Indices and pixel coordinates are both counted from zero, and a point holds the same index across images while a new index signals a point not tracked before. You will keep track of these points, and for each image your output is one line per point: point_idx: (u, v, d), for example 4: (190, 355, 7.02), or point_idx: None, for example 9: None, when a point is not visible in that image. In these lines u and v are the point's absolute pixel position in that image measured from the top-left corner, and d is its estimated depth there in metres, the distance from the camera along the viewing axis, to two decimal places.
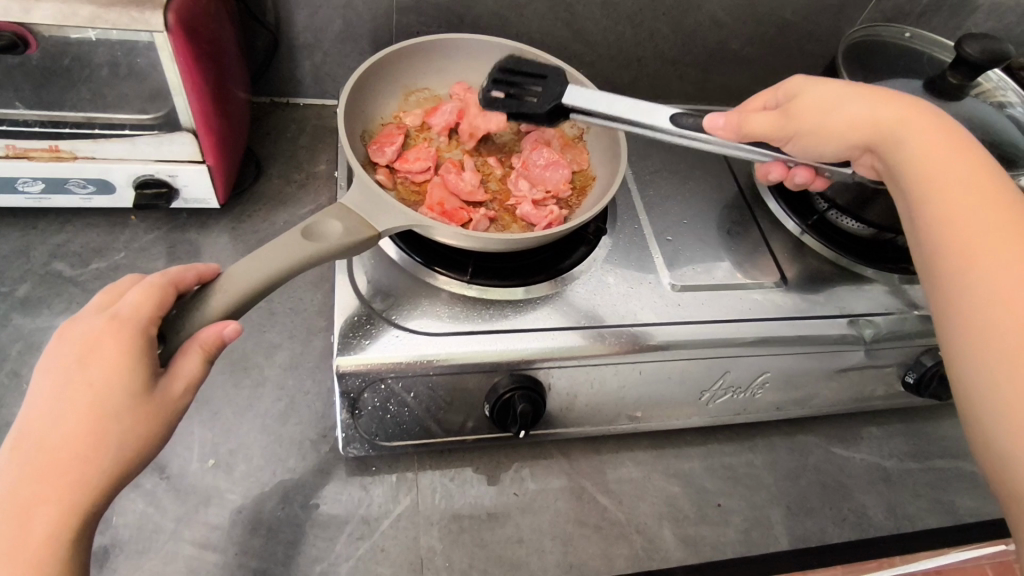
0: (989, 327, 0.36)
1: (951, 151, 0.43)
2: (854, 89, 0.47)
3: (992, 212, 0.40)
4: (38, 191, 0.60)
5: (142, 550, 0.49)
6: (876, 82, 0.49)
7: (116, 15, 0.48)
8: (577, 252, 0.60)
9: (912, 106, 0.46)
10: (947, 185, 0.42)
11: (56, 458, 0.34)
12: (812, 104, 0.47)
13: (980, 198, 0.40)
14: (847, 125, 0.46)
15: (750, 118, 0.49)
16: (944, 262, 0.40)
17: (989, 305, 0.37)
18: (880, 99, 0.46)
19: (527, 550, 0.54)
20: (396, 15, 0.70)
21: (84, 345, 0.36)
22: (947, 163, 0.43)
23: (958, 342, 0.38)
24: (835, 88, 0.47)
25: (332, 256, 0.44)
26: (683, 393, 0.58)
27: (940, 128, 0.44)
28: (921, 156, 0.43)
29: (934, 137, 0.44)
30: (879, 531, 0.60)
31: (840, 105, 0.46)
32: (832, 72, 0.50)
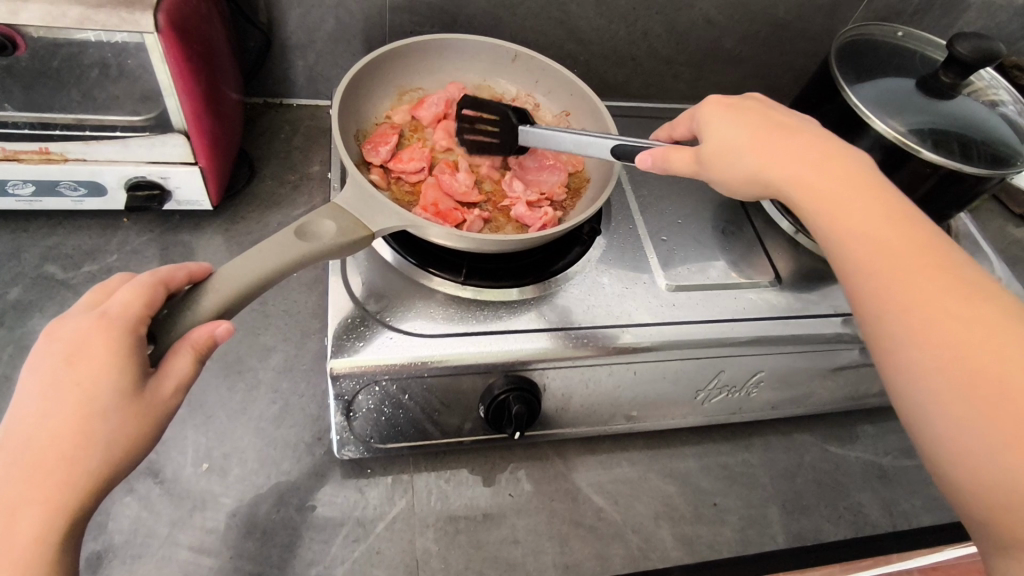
0: (921, 360, 0.37)
1: (848, 181, 0.44)
2: (749, 130, 0.48)
3: (896, 241, 0.40)
4: (28, 194, 0.59)
5: (136, 555, 0.48)
6: (768, 111, 0.50)
7: (106, 16, 0.48)
8: (572, 252, 0.60)
9: (796, 139, 0.47)
10: (846, 217, 0.42)
11: (44, 459, 0.33)
12: (716, 150, 0.48)
13: (879, 219, 0.42)
14: (750, 168, 0.47)
15: (673, 154, 0.50)
16: (866, 299, 0.40)
17: (921, 339, 0.37)
18: (772, 135, 0.47)
19: (523, 551, 0.54)
20: (389, 15, 0.69)
21: (73, 344, 0.36)
22: (848, 195, 0.43)
23: (898, 377, 0.38)
24: (733, 130, 0.48)
25: (325, 255, 0.44)
26: (678, 393, 0.58)
27: (822, 161, 0.45)
28: (820, 190, 0.44)
29: (827, 169, 0.45)
30: (874, 529, 0.61)
31: (741, 145, 0.47)
32: (730, 106, 0.50)
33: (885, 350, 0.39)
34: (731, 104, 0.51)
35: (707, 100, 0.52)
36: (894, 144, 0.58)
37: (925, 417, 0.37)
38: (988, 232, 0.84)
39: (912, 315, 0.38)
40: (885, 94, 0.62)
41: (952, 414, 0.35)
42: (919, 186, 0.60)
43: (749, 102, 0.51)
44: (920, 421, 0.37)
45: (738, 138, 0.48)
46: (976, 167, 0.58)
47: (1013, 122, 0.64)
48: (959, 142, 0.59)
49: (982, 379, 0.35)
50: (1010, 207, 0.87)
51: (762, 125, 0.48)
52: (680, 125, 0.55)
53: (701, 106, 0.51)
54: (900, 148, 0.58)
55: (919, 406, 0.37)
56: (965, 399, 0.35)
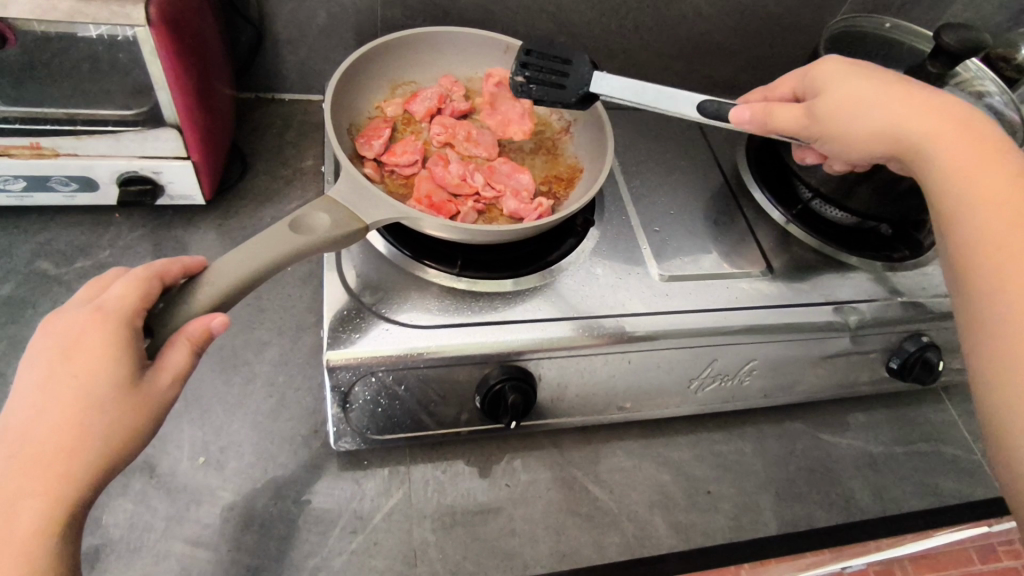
0: (1012, 340, 0.37)
1: (989, 153, 0.42)
2: (893, 80, 0.47)
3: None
4: (19, 190, 0.59)
5: (133, 549, 0.48)
6: (910, 76, 0.48)
7: (96, 9, 0.47)
8: (566, 243, 0.61)
9: (943, 103, 0.45)
10: (983, 183, 0.41)
11: (41, 452, 0.33)
12: (837, 99, 0.47)
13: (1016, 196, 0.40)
14: (878, 122, 0.45)
15: (775, 110, 0.49)
16: (970, 265, 0.40)
17: (1009, 314, 0.37)
18: (926, 96, 0.45)
19: (520, 541, 0.54)
20: (381, 9, 0.69)
21: (69, 338, 0.36)
22: (986, 175, 0.42)
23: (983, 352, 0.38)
24: (864, 84, 0.46)
25: (320, 248, 0.44)
26: (672, 382, 0.58)
27: (966, 133, 0.44)
28: (953, 154, 0.43)
29: (974, 140, 0.43)
30: (866, 514, 0.62)
31: (867, 96, 0.46)
32: (854, 64, 0.48)
33: (977, 326, 0.38)
34: (852, 60, 0.49)
35: (821, 60, 0.49)
36: None
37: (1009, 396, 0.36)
38: None
39: (1014, 291, 0.37)
40: None
41: None
42: None
43: (874, 61, 0.50)
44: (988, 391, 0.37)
45: (862, 90, 0.46)
46: None
47: (1000, 114, 0.64)
48: None
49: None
50: None
51: (903, 89, 0.46)
52: (782, 88, 0.53)
53: (813, 65, 0.50)
54: None
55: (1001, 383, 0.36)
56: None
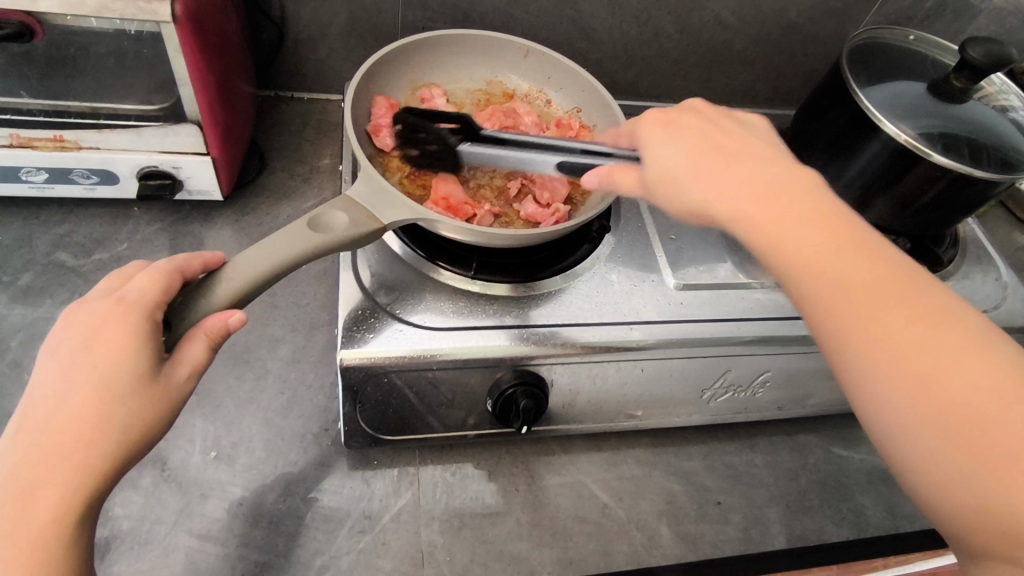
0: (890, 397, 0.35)
1: (791, 204, 0.40)
2: (683, 145, 0.44)
3: (859, 261, 0.38)
4: (40, 181, 0.60)
5: (143, 542, 0.49)
6: (710, 132, 0.45)
7: (123, 5, 0.48)
8: (580, 250, 0.60)
9: (735, 158, 0.43)
10: (803, 250, 0.38)
11: (60, 442, 0.34)
12: (658, 175, 0.44)
13: (834, 251, 0.38)
14: (690, 199, 0.42)
15: (617, 175, 0.46)
16: (822, 328, 0.38)
17: (876, 370, 0.36)
18: (713, 161, 0.43)
19: (528, 545, 0.54)
20: (402, 11, 0.70)
21: (92, 327, 0.36)
22: (785, 232, 0.39)
23: (877, 416, 0.36)
24: (666, 152, 0.44)
25: (337, 248, 0.44)
26: (684, 392, 0.58)
27: (769, 186, 0.41)
28: (767, 225, 0.40)
29: (771, 193, 0.40)
30: (876, 530, 0.61)
31: (675, 167, 0.43)
32: (665, 124, 0.47)
33: (863, 401, 0.37)
34: (662, 119, 0.48)
35: (646, 117, 0.49)
36: (904, 147, 0.58)
37: (908, 450, 0.35)
38: (994, 237, 0.84)
39: (881, 355, 0.36)
40: (895, 97, 0.62)
41: (951, 474, 0.33)
42: (928, 190, 0.60)
43: (687, 115, 0.48)
44: (913, 475, 0.35)
45: (674, 161, 0.44)
46: (987, 171, 0.58)
47: None
48: (969, 147, 0.59)
49: (970, 423, 0.33)
50: (1016, 213, 0.87)
51: (694, 142, 0.44)
52: (623, 137, 0.54)
53: (640, 127, 0.49)
54: (911, 151, 0.58)
55: (890, 434, 0.36)
56: (963, 448, 0.33)
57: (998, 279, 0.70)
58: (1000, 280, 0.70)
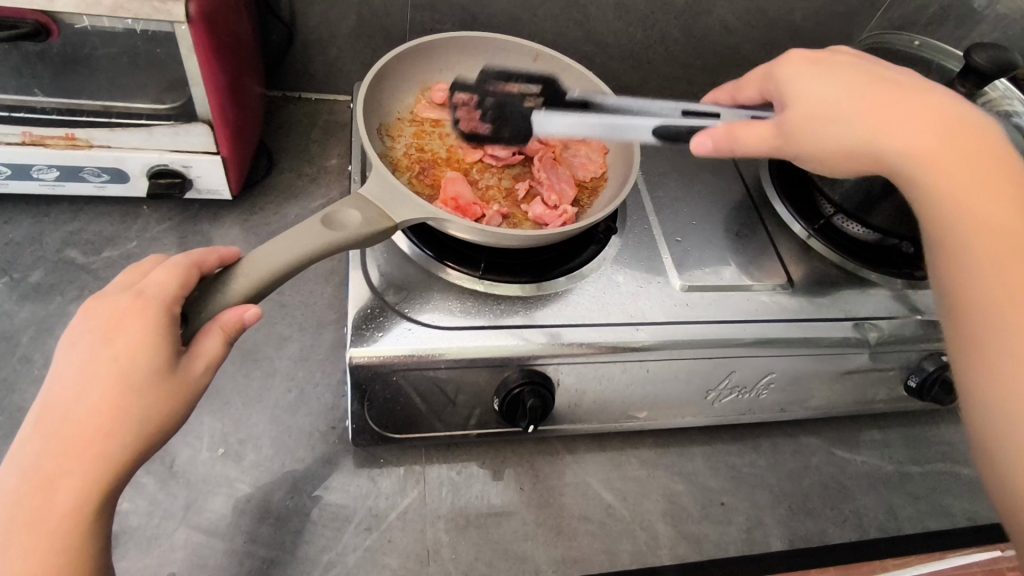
0: (1001, 307, 0.37)
1: (967, 146, 0.41)
2: (854, 82, 0.46)
3: (997, 179, 0.41)
4: (52, 178, 0.60)
5: (152, 537, 0.49)
6: (863, 71, 0.47)
7: (138, 5, 0.48)
8: (587, 250, 0.61)
9: (924, 101, 0.44)
10: (958, 173, 0.41)
11: (78, 434, 0.34)
12: (802, 117, 0.46)
13: (998, 193, 0.40)
14: (852, 136, 0.44)
15: (739, 130, 0.48)
16: (959, 265, 0.39)
17: (997, 273, 0.38)
18: (882, 98, 0.44)
19: (533, 544, 0.54)
20: (411, 13, 0.70)
21: (110, 321, 0.37)
22: (968, 173, 0.41)
23: (974, 365, 0.38)
24: (830, 92, 0.45)
25: (351, 245, 0.45)
26: (689, 393, 0.58)
27: (952, 128, 0.42)
28: (942, 160, 0.41)
29: (952, 134, 0.42)
30: (879, 532, 0.61)
31: (834, 104, 0.45)
32: (815, 63, 0.48)
33: (964, 340, 0.38)
34: (816, 59, 0.48)
35: (787, 56, 0.50)
36: None
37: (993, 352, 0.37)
38: None
39: (1005, 262, 0.38)
40: None
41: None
42: None
43: (842, 57, 0.48)
44: (980, 417, 0.37)
45: (828, 105, 0.45)
46: None
47: None
48: None
49: None
50: None
51: (862, 83, 0.45)
52: (748, 88, 0.53)
53: (782, 63, 0.49)
54: None
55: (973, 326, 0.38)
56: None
57: None
58: None
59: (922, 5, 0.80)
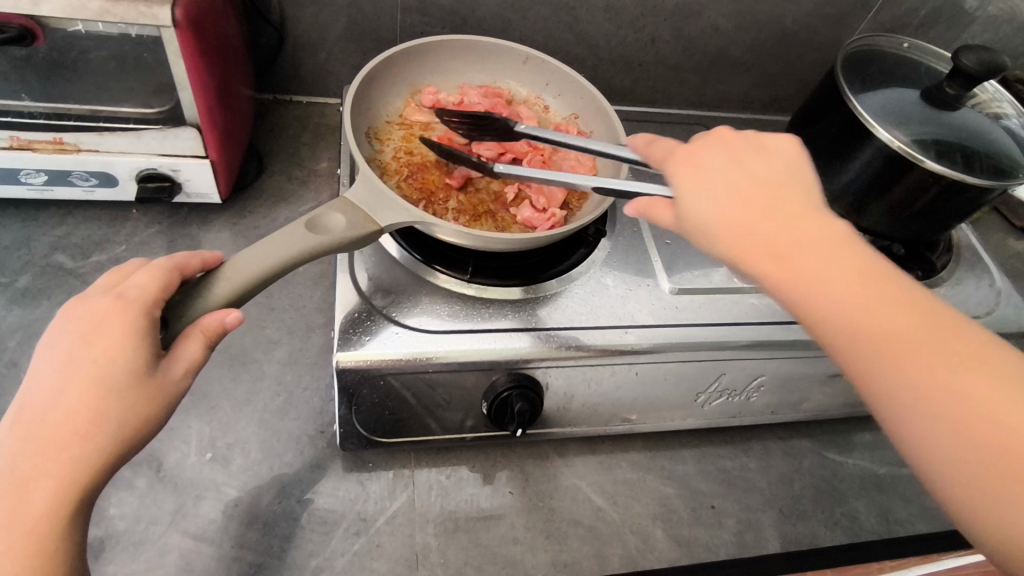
0: (934, 443, 0.32)
1: (799, 225, 0.37)
2: (692, 166, 0.41)
3: (840, 265, 0.35)
4: (40, 183, 0.60)
5: (137, 542, 0.49)
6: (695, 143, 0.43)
7: (124, 9, 0.48)
8: (576, 254, 0.61)
9: (743, 172, 0.40)
10: (831, 290, 0.35)
11: (54, 436, 0.34)
12: (681, 193, 0.40)
13: (842, 275, 0.35)
14: (702, 216, 0.39)
15: (662, 198, 0.42)
16: (857, 366, 0.35)
17: (928, 415, 0.32)
18: (717, 185, 0.39)
19: (521, 548, 0.54)
20: (400, 15, 0.70)
21: (90, 323, 0.37)
22: (802, 259, 0.36)
23: (922, 460, 0.33)
24: (704, 158, 0.41)
25: (334, 250, 0.45)
26: (679, 396, 0.58)
27: (766, 202, 0.38)
28: (771, 241, 0.37)
29: (764, 208, 0.38)
30: (870, 535, 0.61)
31: (705, 205, 0.39)
32: (667, 153, 0.43)
33: (898, 435, 0.34)
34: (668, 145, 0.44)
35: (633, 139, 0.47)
36: (896, 153, 0.59)
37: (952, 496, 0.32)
38: (988, 244, 0.85)
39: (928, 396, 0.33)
40: (889, 104, 0.63)
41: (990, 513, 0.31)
42: (921, 196, 0.60)
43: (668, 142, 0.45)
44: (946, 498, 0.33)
45: (691, 174, 0.41)
46: (979, 178, 0.58)
47: (1017, 135, 0.64)
48: (962, 154, 0.60)
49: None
50: (1011, 220, 0.88)
51: (722, 156, 0.41)
52: None
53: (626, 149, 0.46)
54: (904, 158, 0.59)
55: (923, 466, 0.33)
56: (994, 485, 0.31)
57: (990, 285, 0.71)
58: (994, 286, 0.71)
59: (913, 6, 0.80)
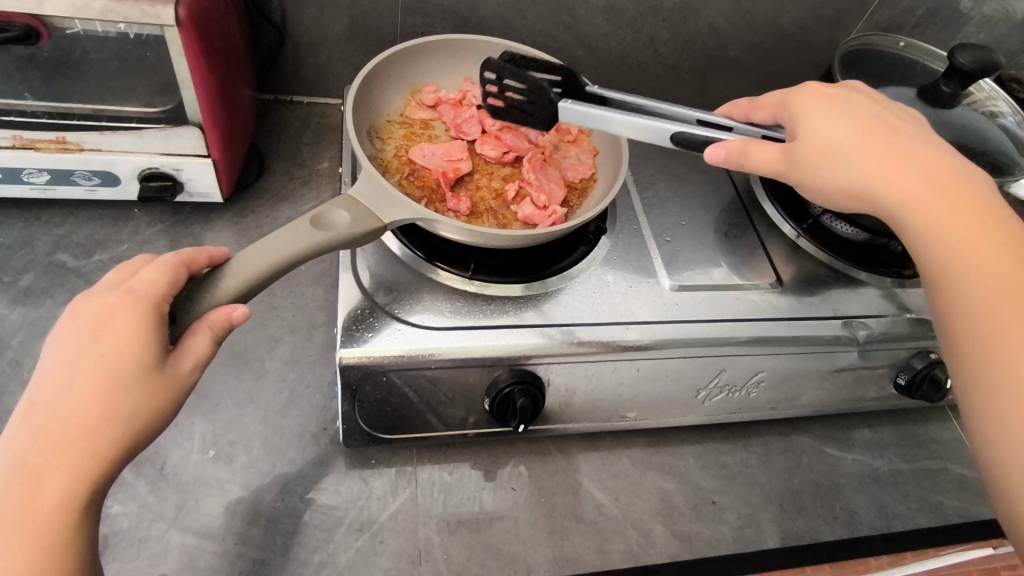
0: (1014, 400, 0.37)
1: (961, 206, 0.43)
2: (855, 131, 0.46)
3: (996, 249, 0.41)
4: (43, 182, 0.60)
5: (142, 538, 0.49)
6: (884, 120, 0.48)
7: (127, 8, 0.49)
8: (578, 250, 0.61)
9: (929, 158, 0.45)
10: (978, 259, 0.41)
11: (65, 430, 0.34)
12: (811, 149, 0.46)
13: (1002, 260, 0.40)
14: (852, 172, 0.45)
15: (753, 150, 0.48)
16: (963, 322, 0.40)
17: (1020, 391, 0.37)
18: (896, 155, 0.45)
19: (524, 544, 0.54)
20: (402, 16, 0.71)
21: (98, 319, 0.37)
22: (968, 234, 0.42)
23: (990, 420, 0.38)
24: (837, 130, 0.46)
25: (340, 246, 0.45)
26: (679, 392, 0.59)
27: (941, 188, 0.44)
28: (943, 217, 0.43)
29: (956, 195, 0.44)
30: (870, 529, 0.61)
31: (834, 161, 0.46)
32: (830, 102, 0.49)
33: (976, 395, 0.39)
34: (829, 96, 0.49)
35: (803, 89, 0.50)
36: None
37: (1006, 457, 0.37)
38: None
39: (1002, 348, 0.38)
40: None
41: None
42: None
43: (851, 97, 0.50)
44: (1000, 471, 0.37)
45: (834, 137, 0.46)
46: None
47: (1013, 133, 0.65)
48: (958, 151, 0.60)
49: None
50: None
51: (871, 130, 0.46)
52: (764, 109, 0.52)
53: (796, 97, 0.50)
54: None
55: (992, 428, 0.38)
56: None
57: None
58: None
59: (909, 6, 0.81)
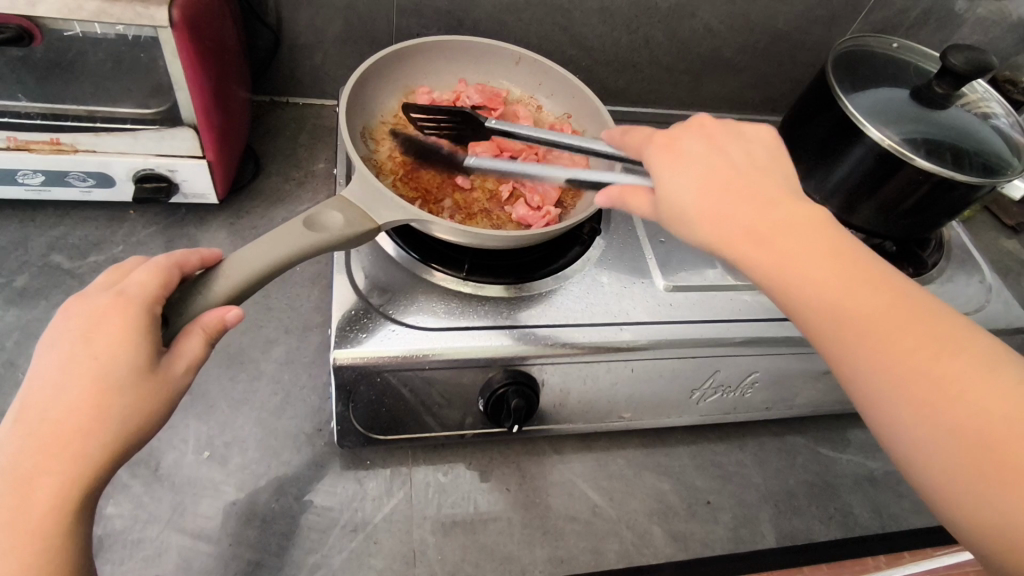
0: (936, 447, 0.34)
1: (818, 243, 0.39)
2: (695, 182, 0.41)
3: (865, 285, 0.37)
4: (37, 183, 0.60)
5: (136, 540, 0.49)
6: (707, 154, 0.43)
7: (121, 10, 0.48)
8: (572, 251, 0.61)
9: (763, 194, 0.41)
10: (853, 305, 0.37)
11: (59, 432, 0.34)
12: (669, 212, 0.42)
13: (868, 298, 0.37)
14: (705, 235, 0.40)
15: (630, 197, 0.45)
16: (862, 382, 0.37)
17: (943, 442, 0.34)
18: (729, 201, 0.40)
19: (519, 544, 0.54)
20: (397, 18, 0.71)
21: (90, 321, 0.37)
22: (829, 278, 0.38)
23: (925, 474, 0.35)
24: (680, 183, 0.41)
25: (333, 247, 0.45)
26: (674, 392, 0.59)
27: (794, 224, 0.39)
28: (799, 265, 0.38)
29: (808, 230, 0.39)
30: (865, 530, 0.61)
31: (692, 217, 0.41)
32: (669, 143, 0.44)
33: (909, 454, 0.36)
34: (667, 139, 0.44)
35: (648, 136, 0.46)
36: (887, 151, 0.59)
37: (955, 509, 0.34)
38: (979, 242, 0.85)
39: (902, 402, 0.35)
40: (880, 103, 0.64)
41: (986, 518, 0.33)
42: (911, 194, 0.61)
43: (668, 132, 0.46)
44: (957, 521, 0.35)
45: (678, 193, 0.41)
46: (968, 175, 0.58)
47: (1006, 134, 0.65)
48: (952, 153, 0.61)
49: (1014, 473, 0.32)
50: (1002, 218, 0.89)
51: (702, 170, 0.42)
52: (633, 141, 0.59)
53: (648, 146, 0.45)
54: (894, 155, 0.59)
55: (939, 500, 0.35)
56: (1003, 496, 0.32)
57: (981, 282, 0.72)
58: (985, 283, 0.72)
59: (903, 8, 0.81)
